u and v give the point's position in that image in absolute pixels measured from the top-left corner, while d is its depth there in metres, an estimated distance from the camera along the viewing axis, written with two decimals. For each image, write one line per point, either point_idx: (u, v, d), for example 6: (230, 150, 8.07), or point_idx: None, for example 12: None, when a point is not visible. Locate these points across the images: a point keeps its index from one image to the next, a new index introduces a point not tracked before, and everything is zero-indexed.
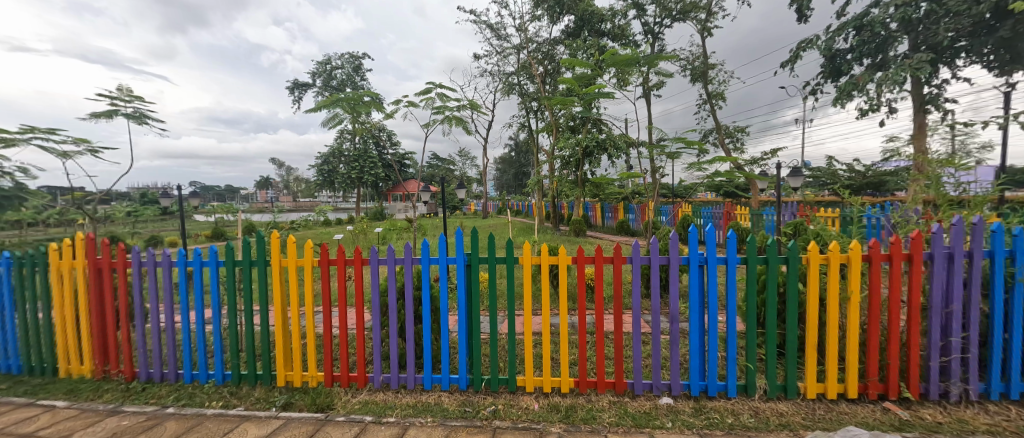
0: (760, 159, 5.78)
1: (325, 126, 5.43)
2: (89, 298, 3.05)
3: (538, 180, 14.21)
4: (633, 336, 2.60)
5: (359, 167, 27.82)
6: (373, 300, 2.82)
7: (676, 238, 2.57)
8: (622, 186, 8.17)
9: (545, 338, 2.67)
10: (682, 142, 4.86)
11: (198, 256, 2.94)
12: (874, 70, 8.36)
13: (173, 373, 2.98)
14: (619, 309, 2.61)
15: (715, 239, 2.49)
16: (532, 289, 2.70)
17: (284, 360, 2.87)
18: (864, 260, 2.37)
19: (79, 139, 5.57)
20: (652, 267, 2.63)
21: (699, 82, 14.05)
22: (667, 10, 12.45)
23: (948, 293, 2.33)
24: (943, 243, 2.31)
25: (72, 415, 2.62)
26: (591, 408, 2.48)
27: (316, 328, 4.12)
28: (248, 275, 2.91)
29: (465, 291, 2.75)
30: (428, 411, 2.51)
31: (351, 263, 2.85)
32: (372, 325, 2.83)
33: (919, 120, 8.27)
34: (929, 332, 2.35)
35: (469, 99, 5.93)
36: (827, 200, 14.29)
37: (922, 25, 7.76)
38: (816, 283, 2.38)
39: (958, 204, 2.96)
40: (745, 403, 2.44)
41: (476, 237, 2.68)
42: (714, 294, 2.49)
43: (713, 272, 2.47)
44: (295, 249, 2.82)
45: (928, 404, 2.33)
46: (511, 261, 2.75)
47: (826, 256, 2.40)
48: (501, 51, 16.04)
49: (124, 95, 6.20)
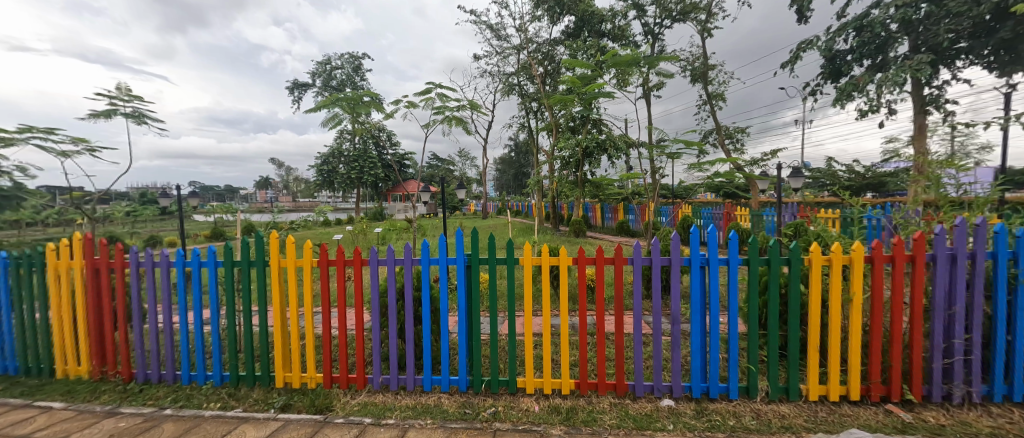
0: (760, 159, 5.77)
1: (325, 126, 5.42)
2: (86, 298, 3.04)
3: (538, 181, 14.20)
4: (635, 337, 2.59)
5: (358, 167, 27.80)
6: (372, 300, 2.80)
7: (678, 239, 2.55)
8: (622, 187, 8.16)
9: (546, 339, 2.65)
10: (682, 142, 4.86)
11: (197, 256, 2.92)
12: (874, 71, 8.36)
13: (171, 374, 2.97)
14: (620, 310, 2.59)
15: (717, 240, 2.47)
16: (533, 290, 2.68)
17: (283, 361, 2.85)
18: (867, 262, 2.36)
19: (78, 138, 5.57)
20: (653, 267, 2.61)
21: (699, 83, 14.05)
22: (667, 11, 12.45)
23: (951, 295, 2.31)
24: (946, 244, 2.29)
25: (69, 416, 2.60)
26: (592, 410, 2.46)
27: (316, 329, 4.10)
28: (246, 275, 2.90)
29: (465, 292, 2.74)
30: (428, 413, 2.49)
31: (351, 264, 2.84)
32: (372, 326, 2.81)
33: (919, 121, 8.27)
34: (931, 334, 2.34)
35: (469, 99, 5.92)
36: (828, 201, 14.29)
37: (922, 26, 7.75)
38: (819, 284, 2.37)
39: (958, 204, 2.93)
40: (747, 405, 2.42)
41: (477, 237, 2.66)
42: (716, 295, 2.48)
43: (715, 273, 2.46)
44: (295, 250, 2.80)
45: (931, 406, 2.32)
46: (512, 262, 2.73)
47: (828, 257, 2.38)
48: (501, 51, 16.04)
49: (123, 95, 6.19)
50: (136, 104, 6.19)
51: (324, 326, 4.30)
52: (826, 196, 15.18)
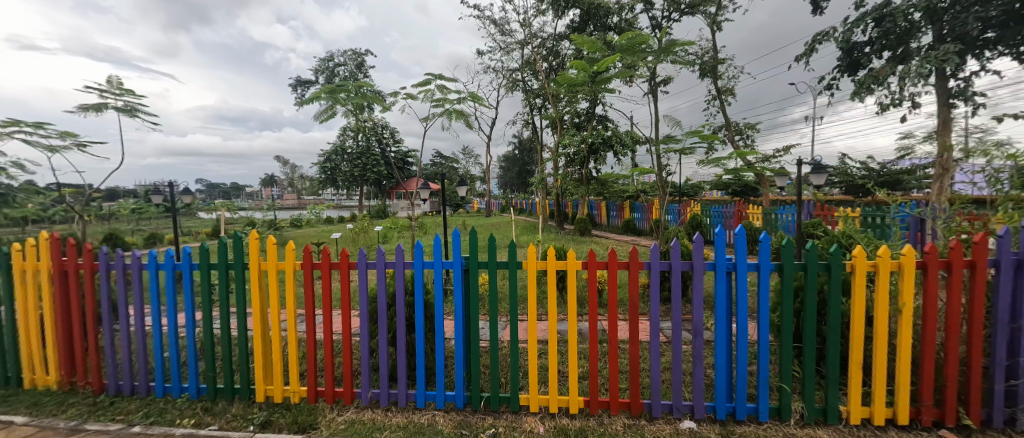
0: (772, 155, 5.46)
1: (319, 119, 5.20)
2: (53, 302, 2.79)
3: (542, 178, 13.75)
4: (652, 344, 2.33)
5: (362, 165, 27.39)
6: (360, 306, 2.54)
7: (700, 241, 2.27)
8: (629, 184, 7.85)
9: (552, 347, 2.39)
10: (695, 135, 4.53)
11: (170, 257, 2.67)
12: (895, 63, 7.98)
13: (144, 385, 2.71)
14: (635, 316, 2.32)
15: (744, 242, 2.19)
16: (537, 294, 2.41)
17: (263, 371, 2.61)
18: (918, 267, 2.08)
19: (65, 133, 5.40)
20: (673, 272, 2.33)
21: (707, 77, 13.65)
22: (676, 4, 12.01)
23: (1015, 306, 2.03)
24: (1011, 248, 2.00)
25: (29, 433, 2.36)
26: (604, 432, 2.20)
27: (301, 334, 3.83)
28: (223, 279, 2.64)
29: (462, 297, 2.50)
30: (420, 434, 2.24)
31: (337, 267, 2.57)
32: (360, 334, 2.56)
33: (943, 115, 7.87)
34: (992, 350, 2.06)
35: (469, 92, 5.62)
36: (839, 200, 13.90)
37: (949, 14, 7.33)
38: (862, 293, 2.09)
39: (1009, 202, 2.65)
40: (779, 429, 2.15)
41: (475, 238, 2.41)
42: (744, 303, 2.20)
43: (744, 280, 2.18)
44: (276, 251, 2.54)
45: (990, 433, 2.04)
46: (514, 266, 2.46)
47: (873, 261, 2.10)
48: (504, 46, 15.68)
49: (113, 88, 5.98)
50: (126, 98, 5.98)
51: (314, 330, 4.06)
52: (838, 195, 14.83)
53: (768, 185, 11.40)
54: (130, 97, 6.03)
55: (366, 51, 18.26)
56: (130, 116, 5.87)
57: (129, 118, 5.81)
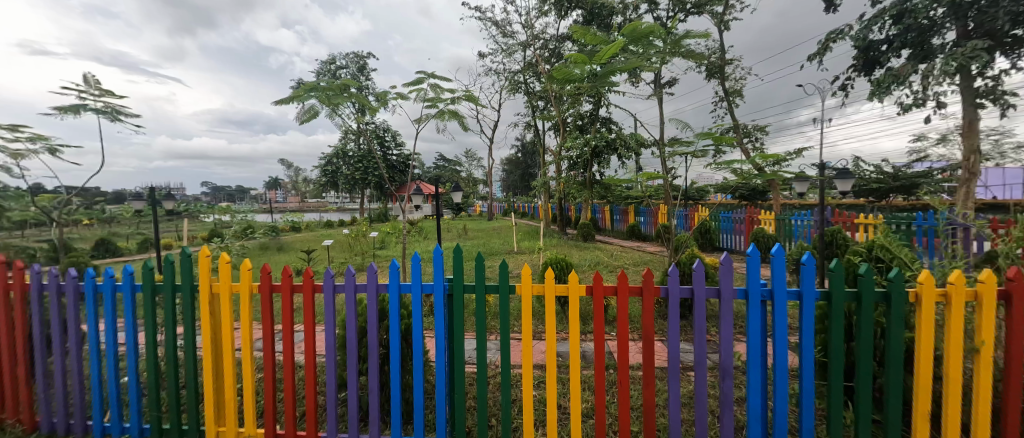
0: (788, 159, 5.03)
1: (299, 119, 4.79)
2: None
3: (544, 181, 13.14)
4: (672, 372, 1.95)
5: (363, 168, 27.05)
6: (327, 332, 2.18)
7: (728, 262, 1.88)
8: (633, 188, 7.46)
9: (552, 375, 2.00)
10: (707, 137, 4.14)
11: (109, 278, 2.29)
12: (916, 61, 7.58)
13: (81, 424, 2.36)
14: (649, 340, 1.95)
15: (782, 264, 1.80)
16: (532, 319, 2.02)
17: (214, 408, 2.24)
18: (999, 297, 1.69)
19: (37, 135, 5.07)
20: (696, 299, 1.95)
21: (715, 79, 13.28)
22: (681, 4, 11.63)
23: None
24: None
25: None
26: None
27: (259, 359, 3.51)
28: (168, 303, 2.27)
29: (445, 323, 2.13)
30: None
31: (301, 289, 2.21)
32: (326, 364, 2.19)
33: (968, 115, 7.46)
34: None
35: (464, 91, 5.25)
36: (850, 205, 13.45)
37: (975, 9, 6.94)
38: (931, 327, 1.70)
39: None
40: None
41: (459, 257, 2.05)
42: (782, 336, 1.81)
43: (783, 309, 1.80)
44: (230, 271, 2.19)
45: None
46: (505, 289, 2.09)
47: (943, 289, 1.71)
48: (506, 48, 15.34)
49: (91, 89, 5.67)
50: (106, 98, 5.67)
51: (278, 352, 3.74)
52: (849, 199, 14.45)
53: (779, 189, 10.97)
54: (110, 98, 5.72)
55: (367, 54, 18.05)
56: (108, 118, 5.58)
57: (107, 120, 5.53)
